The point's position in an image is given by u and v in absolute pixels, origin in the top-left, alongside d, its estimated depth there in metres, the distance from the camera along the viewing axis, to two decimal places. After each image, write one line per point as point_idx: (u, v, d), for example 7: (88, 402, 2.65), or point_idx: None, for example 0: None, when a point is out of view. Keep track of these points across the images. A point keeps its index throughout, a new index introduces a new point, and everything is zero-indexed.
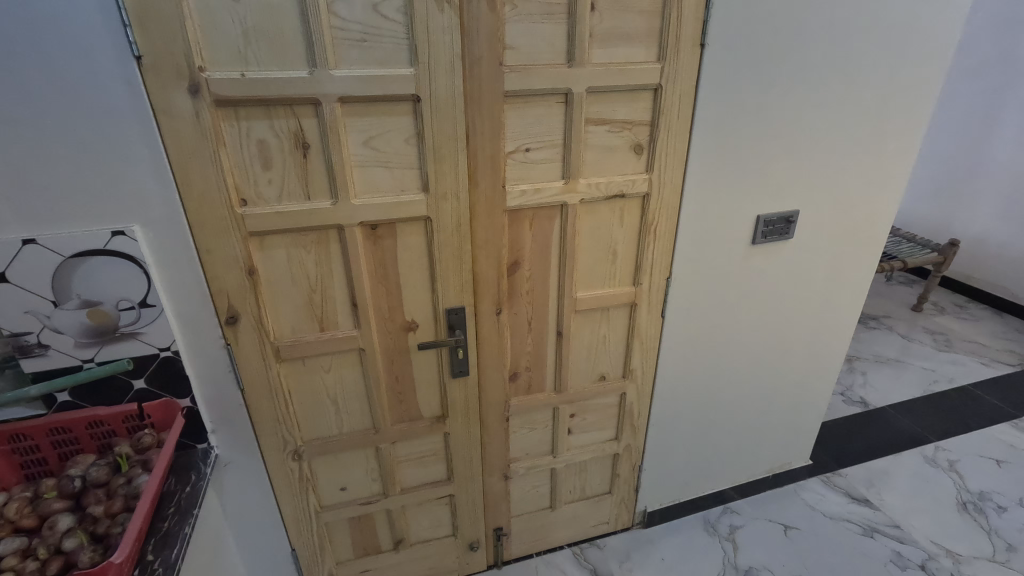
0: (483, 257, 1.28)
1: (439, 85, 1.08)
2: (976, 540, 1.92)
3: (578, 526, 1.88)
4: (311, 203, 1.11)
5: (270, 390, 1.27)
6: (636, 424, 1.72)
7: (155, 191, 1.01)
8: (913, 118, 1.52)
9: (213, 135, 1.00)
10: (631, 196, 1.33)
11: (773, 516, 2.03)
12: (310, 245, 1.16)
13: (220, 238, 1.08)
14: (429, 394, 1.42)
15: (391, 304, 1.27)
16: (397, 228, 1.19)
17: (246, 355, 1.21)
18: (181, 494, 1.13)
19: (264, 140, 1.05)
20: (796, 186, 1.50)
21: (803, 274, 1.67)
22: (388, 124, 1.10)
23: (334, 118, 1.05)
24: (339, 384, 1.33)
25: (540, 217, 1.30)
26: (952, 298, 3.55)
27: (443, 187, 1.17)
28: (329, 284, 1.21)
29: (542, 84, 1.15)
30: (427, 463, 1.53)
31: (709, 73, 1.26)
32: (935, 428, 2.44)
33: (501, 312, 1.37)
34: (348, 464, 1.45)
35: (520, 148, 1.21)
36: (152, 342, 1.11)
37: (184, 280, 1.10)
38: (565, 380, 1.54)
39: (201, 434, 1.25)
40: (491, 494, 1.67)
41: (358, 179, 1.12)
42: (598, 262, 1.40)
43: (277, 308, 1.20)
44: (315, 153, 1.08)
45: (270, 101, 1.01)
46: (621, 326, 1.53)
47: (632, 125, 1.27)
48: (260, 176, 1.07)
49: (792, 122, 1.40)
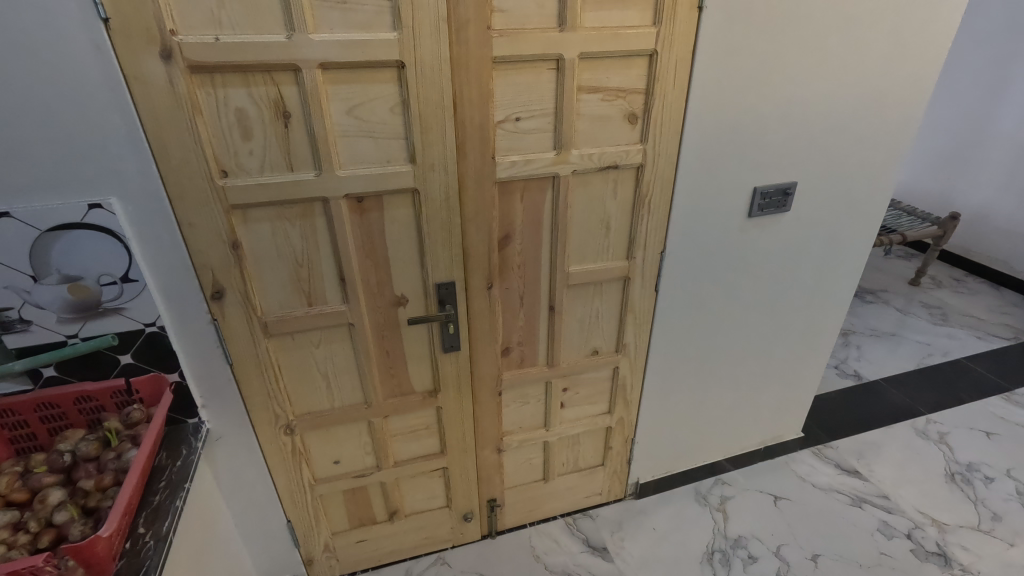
0: (473, 230, 1.26)
1: (425, 51, 1.04)
2: (962, 509, 1.95)
3: (572, 496, 1.91)
4: (294, 175, 1.08)
5: (260, 366, 1.26)
6: (629, 399, 1.73)
7: (132, 162, 0.98)
8: (917, 87, 1.47)
9: (189, 103, 0.97)
10: (624, 166, 1.30)
11: (764, 487, 2.06)
12: (295, 219, 1.13)
13: (201, 211, 1.06)
14: (420, 368, 1.42)
15: (380, 278, 1.25)
16: (384, 201, 1.16)
17: (234, 331, 1.20)
18: (172, 468, 1.13)
19: (242, 109, 1.01)
20: (795, 158, 1.47)
21: (800, 247, 1.65)
22: (371, 92, 1.06)
23: (315, 85, 1.01)
24: (330, 359, 1.32)
25: (531, 189, 1.27)
26: (950, 271, 3.54)
27: (431, 158, 1.14)
28: (316, 259, 1.19)
29: (532, 49, 1.11)
30: (420, 436, 1.54)
31: (707, 39, 1.21)
32: (928, 401, 2.46)
33: (493, 286, 1.35)
34: (341, 438, 1.46)
35: (510, 117, 1.17)
36: (137, 317, 1.10)
37: (167, 254, 1.07)
38: (558, 354, 1.53)
39: (191, 408, 1.25)
40: (484, 466, 1.68)
41: (343, 149, 1.09)
42: (591, 235, 1.38)
43: (264, 283, 1.18)
44: (297, 122, 1.04)
45: (247, 67, 0.97)
46: (614, 300, 1.51)
47: (626, 93, 1.23)
48: (239, 146, 1.04)
49: (793, 90, 1.36)
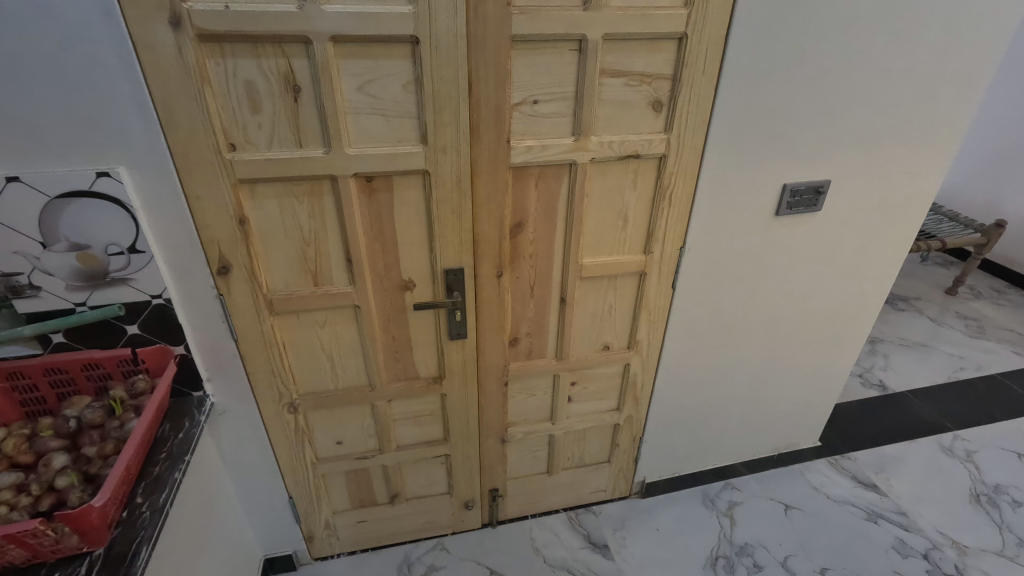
0: (484, 216, 1.22)
1: (440, 27, 0.99)
2: (986, 533, 1.86)
3: (575, 491, 1.88)
4: (303, 151, 1.06)
5: (264, 343, 1.26)
6: (638, 397, 1.68)
7: (139, 131, 0.97)
8: (972, 84, 1.36)
9: (198, 73, 0.94)
10: (646, 156, 1.24)
11: (776, 495, 2.00)
12: (302, 196, 1.11)
13: (208, 183, 1.04)
14: (426, 354, 1.40)
15: (387, 261, 1.22)
16: (394, 181, 1.13)
17: (240, 307, 1.19)
18: (174, 440, 1.14)
19: (251, 81, 0.98)
20: (830, 154, 1.38)
21: (830, 249, 1.57)
22: (384, 68, 1.02)
23: (326, 59, 0.98)
24: (335, 340, 1.31)
25: (546, 175, 1.22)
26: (991, 282, 3.37)
27: (443, 139, 1.10)
28: (323, 238, 1.17)
29: (553, 28, 1.05)
30: (423, 422, 1.53)
31: (742, 23, 1.13)
32: (956, 417, 2.35)
33: (503, 275, 1.32)
34: (344, 419, 1.45)
35: (528, 100, 1.12)
36: (143, 288, 1.10)
37: (174, 226, 1.07)
38: (567, 347, 1.50)
39: (196, 381, 1.25)
40: (487, 455, 1.67)
41: (353, 127, 1.06)
42: (607, 227, 1.33)
43: (270, 260, 1.17)
44: (307, 97, 1.01)
45: (257, 37, 0.94)
46: (629, 295, 1.46)
47: (652, 79, 1.16)
48: (248, 120, 1.01)
49: (832, 82, 1.27)
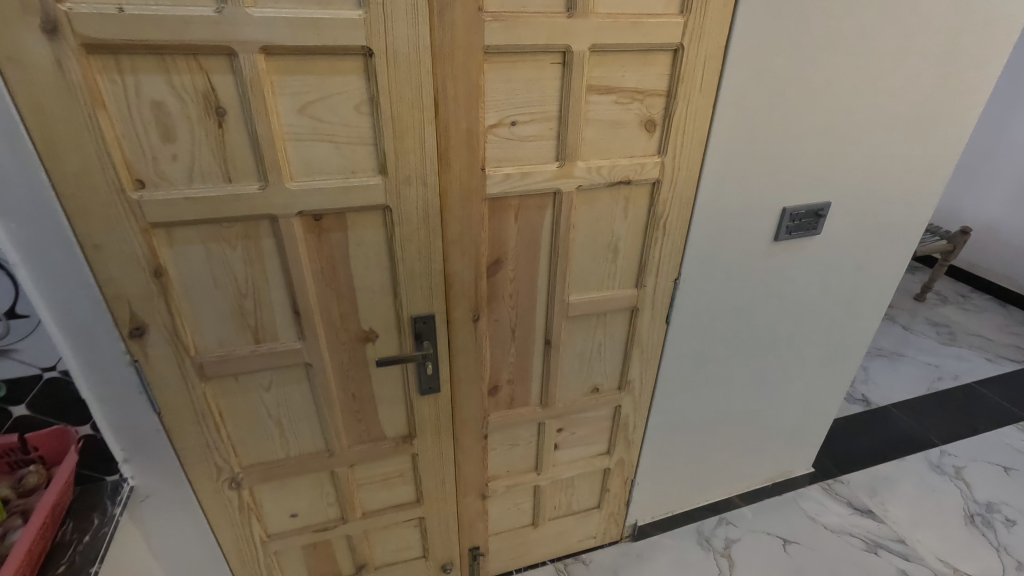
0: (457, 255, 1.05)
1: (399, 37, 0.82)
2: (985, 558, 1.80)
3: (563, 541, 1.72)
4: (233, 187, 0.86)
5: (195, 413, 1.04)
6: (630, 438, 1.54)
7: (11, 168, 0.76)
8: (974, 98, 1.28)
9: (86, 94, 0.74)
10: (638, 182, 1.10)
11: (773, 528, 1.89)
12: (235, 240, 0.91)
13: (110, 230, 0.83)
14: (393, 412, 1.21)
15: (344, 310, 1.04)
16: (348, 219, 0.95)
17: (161, 374, 0.98)
18: (76, 546, 0.93)
19: (161, 102, 0.78)
20: (830, 174, 1.28)
21: (828, 273, 1.47)
22: (330, 85, 0.84)
23: (256, 75, 0.79)
24: (283, 403, 1.11)
25: (527, 206, 1.06)
26: (956, 287, 3.42)
27: (406, 169, 0.92)
28: (262, 288, 0.97)
29: (532, 38, 0.89)
30: (392, 485, 1.33)
31: (742, 34, 1.01)
32: (941, 430, 2.31)
33: (480, 318, 1.15)
34: (299, 489, 1.25)
35: (505, 121, 0.96)
36: (29, 361, 0.89)
37: (67, 284, 0.85)
38: (553, 392, 1.34)
39: (109, 464, 1.03)
40: (466, 514, 1.48)
41: (294, 156, 0.87)
42: (595, 260, 1.18)
43: (197, 317, 0.96)
44: (234, 122, 0.82)
45: (165, 48, 0.75)
46: (620, 332, 1.32)
47: (644, 95, 1.02)
48: (160, 151, 0.81)
49: (834, 98, 1.17)
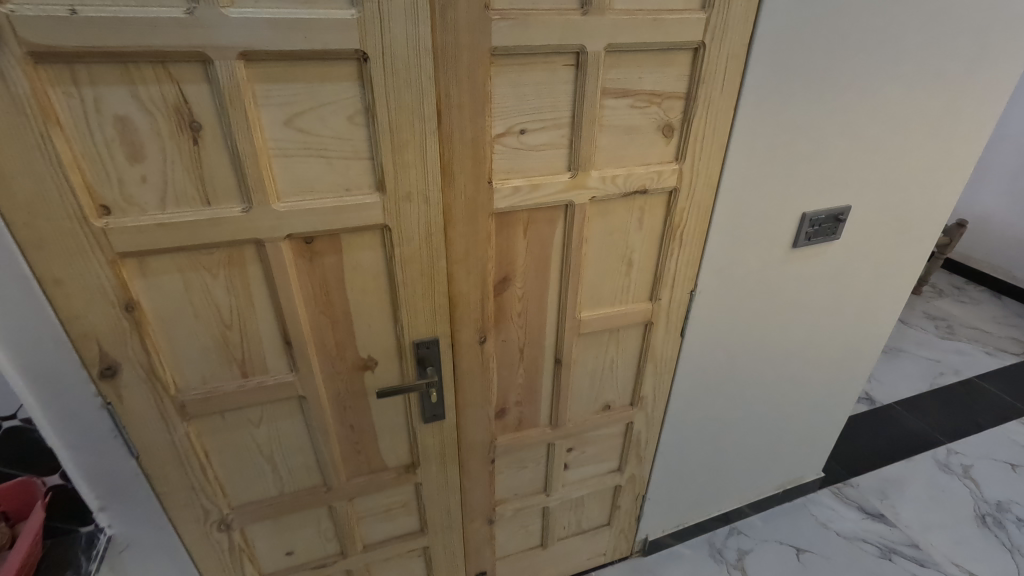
0: (462, 275, 0.97)
1: (396, 39, 0.73)
2: (999, 560, 1.77)
3: (573, 560, 1.65)
4: (212, 211, 0.77)
5: (177, 455, 0.95)
6: (642, 455, 1.47)
7: None
8: (999, 94, 1.22)
9: (36, 110, 0.64)
10: (654, 191, 1.02)
11: (785, 537, 1.84)
12: (216, 268, 0.82)
13: (72, 263, 0.73)
14: (394, 441, 1.13)
15: (339, 338, 0.95)
16: (342, 241, 0.86)
17: (138, 416, 0.88)
18: None
19: (126, 117, 0.69)
20: (850, 177, 1.21)
21: (844, 277, 1.41)
22: (320, 94, 0.74)
23: (235, 85, 0.70)
24: (275, 439, 1.02)
25: (537, 220, 0.98)
26: (950, 279, 3.42)
27: (406, 185, 0.84)
28: (249, 318, 0.88)
29: (544, 38, 0.81)
30: (394, 515, 1.25)
31: (766, 30, 0.93)
32: (947, 428, 2.29)
33: (486, 340, 1.06)
34: (295, 526, 1.16)
35: (513, 129, 0.88)
36: None
37: (25, 323, 0.76)
38: (563, 413, 1.26)
39: (83, 515, 0.93)
40: (473, 540, 1.40)
41: (281, 175, 0.78)
42: (608, 275, 1.10)
43: (176, 352, 0.86)
44: (211, 138, 0.73)
45: (129, 56, 0.65)
46: (632, 348, 1.24)
47: (661, 98, 0.94)
48: (127, 172, 0.72)
49: (857, 97, 1.10)
